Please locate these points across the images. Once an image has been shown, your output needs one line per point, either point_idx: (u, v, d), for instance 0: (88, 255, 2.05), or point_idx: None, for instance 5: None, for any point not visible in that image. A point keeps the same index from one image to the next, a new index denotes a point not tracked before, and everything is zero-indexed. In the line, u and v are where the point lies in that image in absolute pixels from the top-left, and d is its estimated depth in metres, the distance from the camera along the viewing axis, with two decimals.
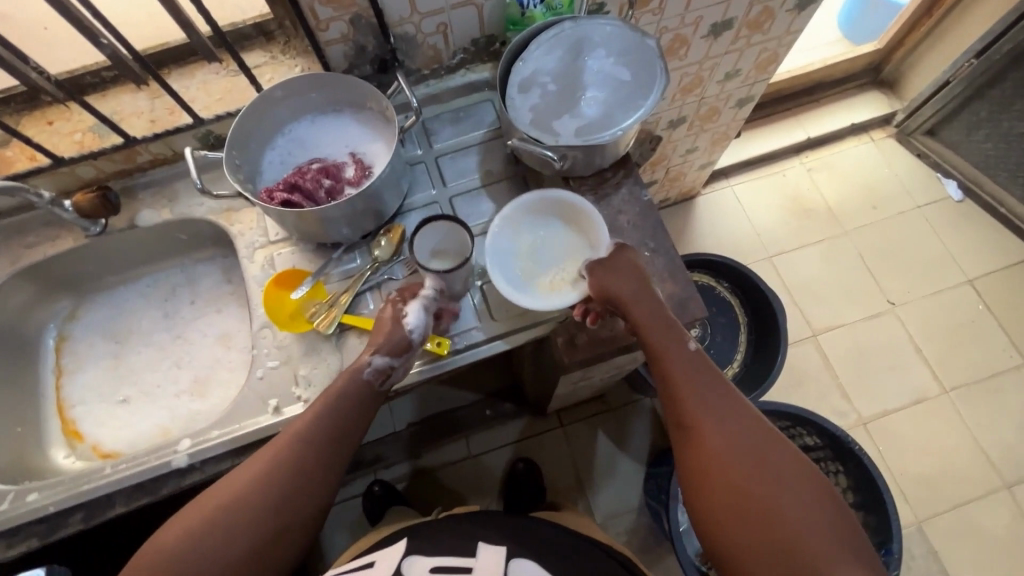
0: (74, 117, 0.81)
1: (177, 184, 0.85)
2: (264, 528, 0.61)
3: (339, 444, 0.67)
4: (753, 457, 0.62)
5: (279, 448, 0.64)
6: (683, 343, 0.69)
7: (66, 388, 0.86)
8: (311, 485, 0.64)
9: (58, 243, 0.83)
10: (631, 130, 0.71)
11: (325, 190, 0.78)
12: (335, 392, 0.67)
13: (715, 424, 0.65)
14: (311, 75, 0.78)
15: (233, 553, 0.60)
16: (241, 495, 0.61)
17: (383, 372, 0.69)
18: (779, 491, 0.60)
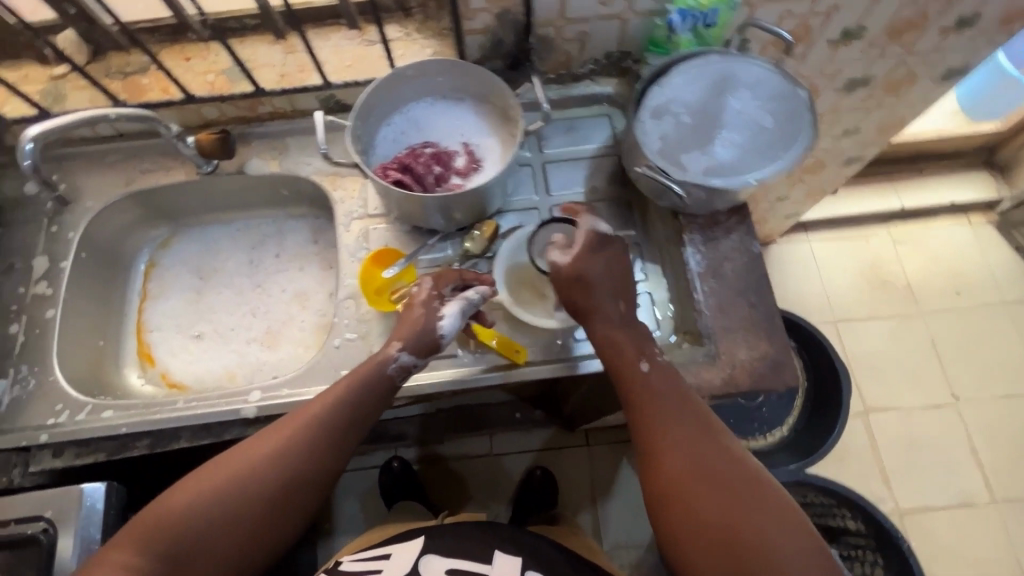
0: (210, 58, 0.83)
1: (289, 140, 0.86)
2: (267, 497, 0.61)
3: (359, 428, 0.66)
4: (711, 477, 0.59)
5: (295, 422, 0.64)
6: (639, 361, 0.66)
7: (147, 311, 0.89)
8: (323, 464, 0.64)
9: (170, 174, 0.86)
10: (762, 183, 0.68)
11: (435, 176, 0.78)
12: (354, 378, 0.67)
13: (675, 447, 0.61)
14: (447, 60, 0.78)
15: (234, 517, 0.59)
16: (256, 464, 0.61)
17: (404, 366, 0.68)
18: (739, 510, 0.56)
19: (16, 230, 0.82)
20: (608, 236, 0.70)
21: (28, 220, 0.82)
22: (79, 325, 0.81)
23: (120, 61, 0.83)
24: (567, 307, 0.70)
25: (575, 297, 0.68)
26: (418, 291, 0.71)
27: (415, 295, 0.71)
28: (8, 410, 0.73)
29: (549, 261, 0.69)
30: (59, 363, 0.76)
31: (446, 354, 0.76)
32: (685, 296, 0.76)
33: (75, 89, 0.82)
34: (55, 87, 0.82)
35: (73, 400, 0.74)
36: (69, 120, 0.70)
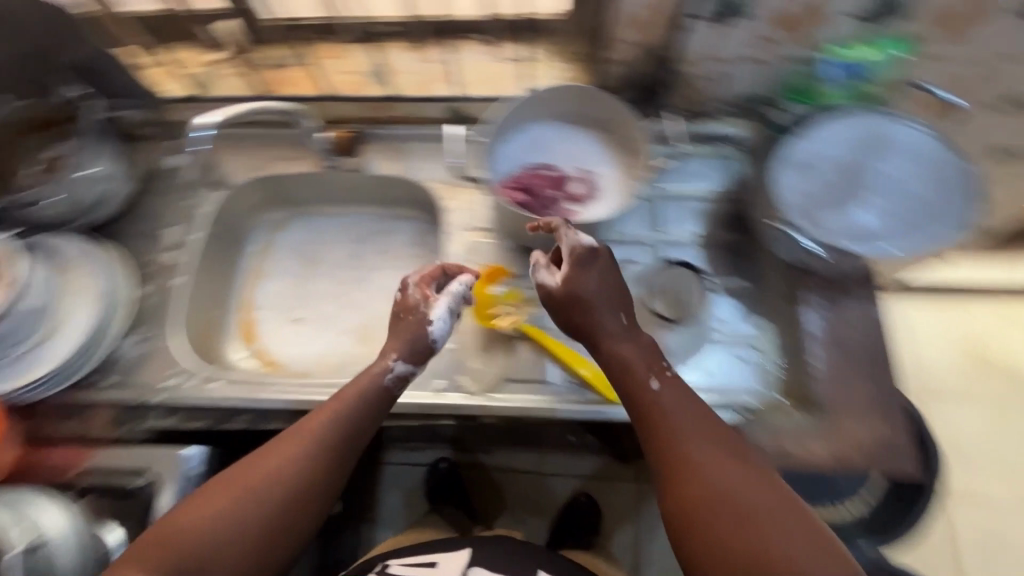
0: (345, 59, 0.85)
1: (410, 145, 0.89)
2: (271, 513, 0.55)
3: (364, 430, 0.63)
4: (734, 501, 0.51)
5: (295, 429, 0.61)
6: (649, 378, 0.61)
7: (255, 290, 0.94)
8: (329, 473, 0.59)
9: (297, 165, 0.90)
10: (906, 253, 0.65)
11: (552, 200, 0.78)
12: (351, 385, 0.65)
13: (692, 471, 0.54)
14: (579, 88, 0.79)
15: (232, 537, 0.53)
16: (257, 478, 0.56)
17: (402, 372, 0.67)
18: (769, 536, 0.49)
19: (157, 199, 0.89)
20: (591, 249, 0.67)
21: (168, 191, 0.89)
22: (200, 295, 0.87)
23: None
24: (569, 330, 0.67)
25: (574, 317, 0.66)
26: (403, 295, 0.72)
27: (400, 301, 0.72)
28: (130, 365, 0.78)
29: (538, 282, 0.68)
30: (179, 329, 0.81)
31: (539, 379, 0.74)
32: (796, 358, 0.72)
33: (227, 77, 0.88)
34: (208, 73, 0.87)
35: (189, 366, 0.78)
36: (237, 109, 0.74)
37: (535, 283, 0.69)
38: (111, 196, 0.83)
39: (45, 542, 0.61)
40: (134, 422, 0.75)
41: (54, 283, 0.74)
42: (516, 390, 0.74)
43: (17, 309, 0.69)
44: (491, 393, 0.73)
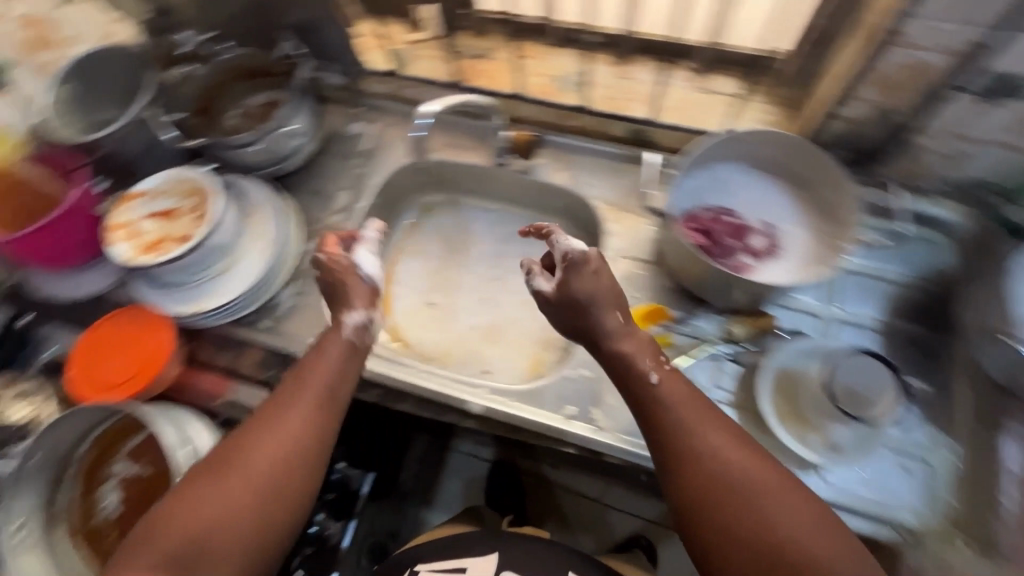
0: (545, 62, 0.86)
1: (582, 157, 0.86)
2: (282, 490, 0.54)
3: (346, 387, 0.62)
4: (736, 492, 0.50)
5: (276, 403, 0.58)
6: (648, 372, 0.58)
7: (398, 265, 0.96)
8: (325, 435, 0.58)
9: (468, 155, 0.91)
10: None
11: (730, 249, 0.73)
12: (316, 352, 0.63)
13: (695, 459, 0.53)
14: (788, 138, 0.72)
15: (249, 517, 0.51)
16: (258, 462, 0.54)
17: (361, 327, 0.66)
18: (775, 521, 0.48)
19: (333, 160, 0.93)
20: (584, 253, 0.64)
21: (344, 154, 0.93)
22: None
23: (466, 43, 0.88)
24: (572, 333, 0.65)
25: (577, 323, 0.63)
26: (328, 259, 0.69)
27: (325, 271, 0.69)
28: (284, 314, 0.82)
29: (533, 289, 0.66)
30: None
31: None
32: (982, 494, 0.63)
33: (422, 57, 0.90)
34: (408, 50, 0.91)
35: None
36: (453, 100, 0.73)
37: (531, 290, 0.66)
38: (299, 151, 0.88)
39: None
40: (278, 369, 0.80)
41: (237, 225, 0.79)
42: None
43: (207, 245, 0.75)
44: (624, 434, 0.71)
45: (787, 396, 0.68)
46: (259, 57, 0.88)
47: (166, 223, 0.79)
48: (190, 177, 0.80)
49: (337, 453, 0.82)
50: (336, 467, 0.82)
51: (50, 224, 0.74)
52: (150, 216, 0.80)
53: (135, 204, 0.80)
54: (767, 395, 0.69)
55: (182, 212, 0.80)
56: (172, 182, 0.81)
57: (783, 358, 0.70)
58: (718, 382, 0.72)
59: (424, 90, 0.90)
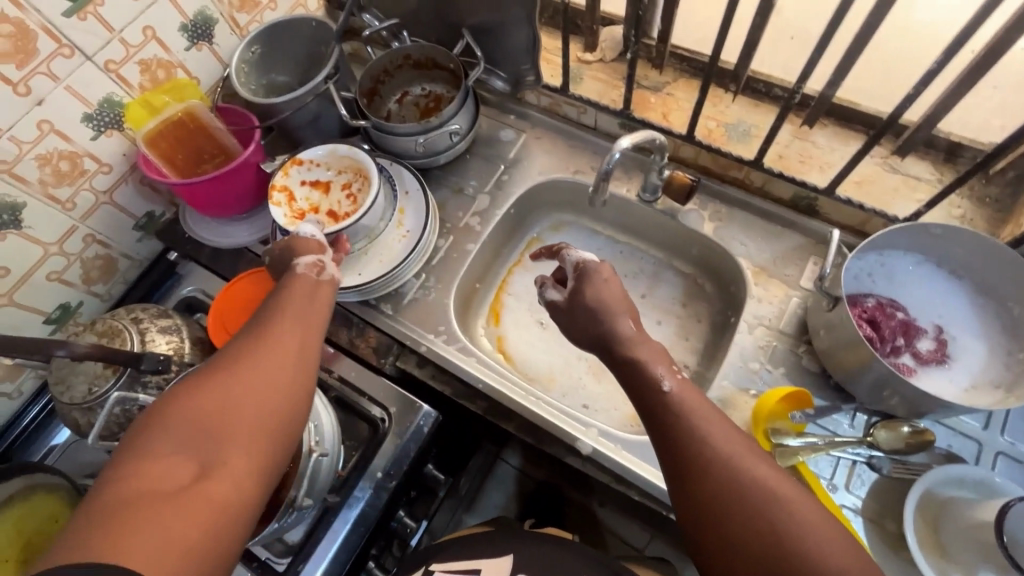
0: (719, 107, 0.82)
1: (736, 212, 0.82)
2: (282, 392, 0.52)
3: (319, 321, 0.61)
4: (743, 498, 0.47)
5: (252, 325, 0.57)
6: (660, 380, 0.55)
7: (515, 276, 0.96)
8: (313, 349, 0.58)
9: (617, 184, 0.88)
10: None
11: (893, 347, 0.67)
12: (288, 281, 0.63)
13: (702, 464, 0.50)
14: (989, 240, 0.65)
15: (255, 413, 0.49)
16: (253, 365, 0.52)
17: (316, 264, 0.66)
18: (782, 522, 0.45)
19: (477, 161, 0.93)
20: (597, 263, 0.66)
21: (489, 158, 0.93)
22: (478, 265, 0.90)
23: (641, 72, 0.86)
24: (586, 342, 0.64)
25: (591, 331, 0.63)
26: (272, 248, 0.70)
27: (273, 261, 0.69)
28: (407, 304, 0.83)
29: (546, 300, 0.68)
30: (454, 289, 0.85)
31: None
32: None
33: (591, 78, 0.89)
34: (577, 68, 0.90)
35: (451, 329, 0.81)
36: (639, 135, 0.71)
37: (544, 301, 0.69)
38: (453, 150, 0.89)
39: (322, 454, 0.65)
40: (393, 357, 0.81)
41: (385, 209, 0.82)
42: None
43: (356, 224, 0.78)
44: None
45: (928, 524, 0.63)
46: (437, 53, 0.88)
47: (321, 195, 0.84)
48: (352, 156, 0.82)
49: (430, 453, 0.79)
50: (428, 467, 0.80)
51: (226, 173, 0.79)
52: (306, 183, 0.84)
53: (294, 169, 0.83)
54: (914, 498, 0.63)
55: (336, 186, 0.84)
56: (332, 156, 0.83)
57: (948, 474, 0.63)
58: (851, 486, 0.66)
59: (585, 110, 0.88)
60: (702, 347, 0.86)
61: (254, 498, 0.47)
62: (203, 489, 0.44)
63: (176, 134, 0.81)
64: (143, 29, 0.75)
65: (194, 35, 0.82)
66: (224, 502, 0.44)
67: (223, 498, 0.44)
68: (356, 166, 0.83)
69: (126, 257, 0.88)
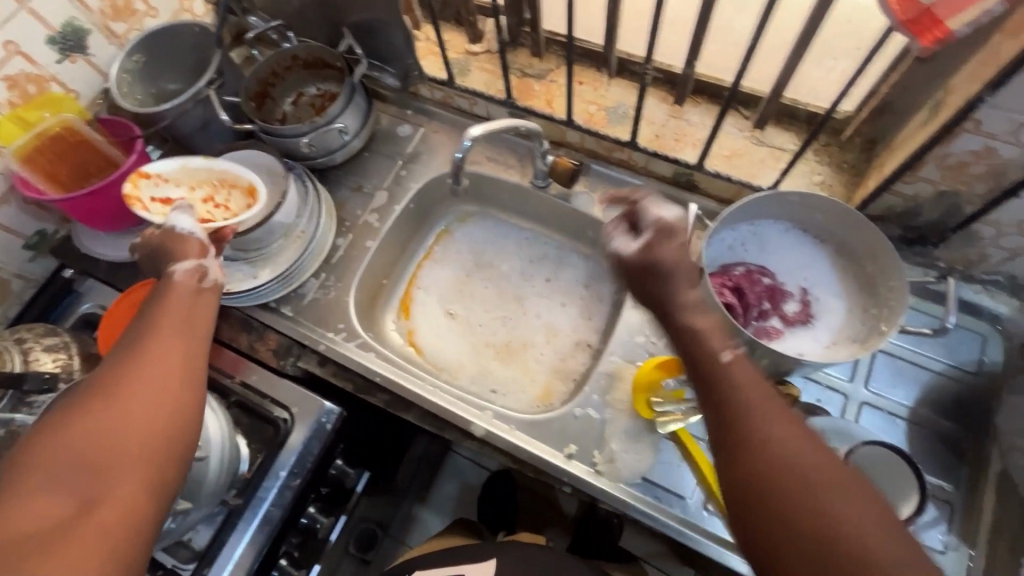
0: (601, 90, 0.84)
1: (623, 193, 0.85)
2: (162, 409, 0.49)
3: (204, 328, 0.58)
4: (802, 494, 0.41)
5: (123, 345, 0.53)
6: (721, 353, 0.48)
7: (426, 269, 0.97)
8: (196, 354, 0.55)
9: (510, 172, 0.90)
10: None
11: (760, 312, 0.71)
12: (166, 288, 0.59)
13: (761, 454, 0.43)
14: (836, 205, 0.68)
15: (133, 443, 0.47)
16: (125, 389, 0.49)
17: (196, 271, 0.62)
18: (848, 526, 0.39)
19: (376, 158, 0.93)
20: (676, 223, 0.57)
21: (388, 154, 0.93)
22: (382, 260, 0.91)
23: (526, 61, 0.88)
24: (641, 302, 0.56)
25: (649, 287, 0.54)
26: (145, 241, 0.67)
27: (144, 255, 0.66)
28: (307, 304, 0.84)
29: (611, 250, 0.58)
30: (356, 288, 0.86)
31: (676, 492, 0.68)
32: None
33: (478, 69, 0.90)
34: (465, 61, 0.91)
35: (351, 327, 0.82)
36: (497, 124, 0.72)
37: (609, 251, 0.59)
38: (348, 148, 0.89)
39: (200, 456, 0.65)
40: (294, 357, 0.82)
41: (299, 207, 0.82)
42: (648, 490, 0.68)
43: (270, 222, 0.78)
44: (621, 482, 0.69)
45: None
46: (323, 52, 0.88)
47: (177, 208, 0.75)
48: (211, 167, 0.78)
49: (338, 449, 0.80)
50: (336, 464, 0.80)
51: (102, 188, 0.78)
52: (157, 200, 0.75)
53: (142, 182, 0.75)
54: None
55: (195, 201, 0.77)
56: (185, 170, 0.78)
57: None
58: None
59: (475, 102, 0.90)
60: (604, 326, 0.88)
61: (154, 515, 0.46)
62: (91, 518, 0.43)
63: (58, 149, 0.81)
64: (4, 45, 0.74)
65: (64, 48, 0.80)
66: (120, 526, 0.43)
67: (116, 520, 0.43)
68: (215, 179, 0.79)
69: (19, 277, 0.87)
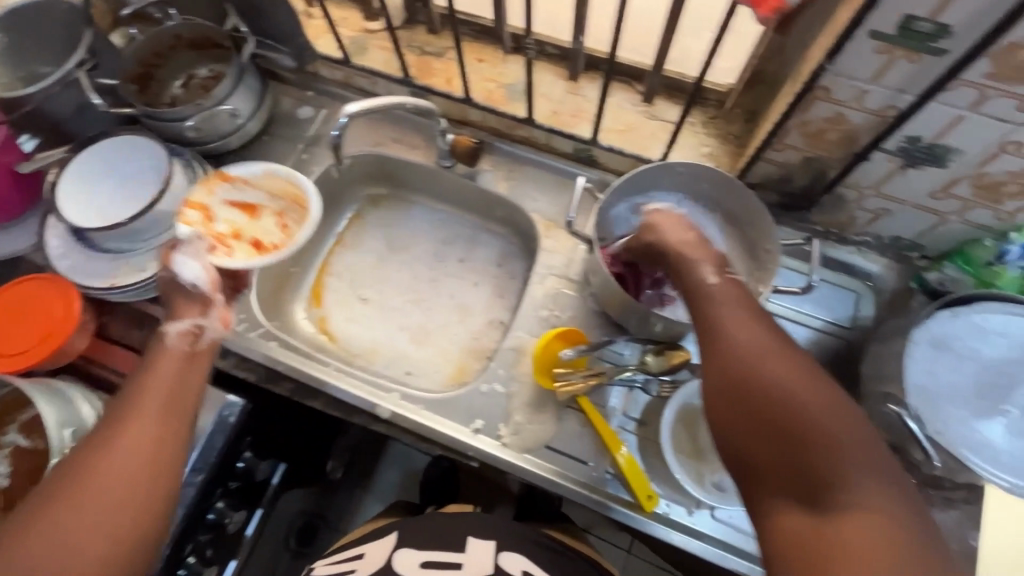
0: (500, 68, 0.85)
1: (527, 169, 0.85)
2: (135, 505, 0.47)
3: (189, 401, 0.55)
4: (760, 378, 0.45)
5: (102, 426, 0.51)
6: (705, 273, 0.53)
7: (337, 255, 0.94)
8: (176, 440, 0.52)
9: (414, 153, 0.89)
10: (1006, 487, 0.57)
11: (653, 281, 0.72)
12: (153, 358, 0.56)
13: (727, 347, 0.48)
14: (719, 174, 0.71)
15: (101, 543, 0.45)
16: (93, 485, 0.47)
17: (191, 332, 0.59)
18: (798, 397, 0.43)
19: (276, 142, 0.90)
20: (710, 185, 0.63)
21: (288, 138, 0.90)
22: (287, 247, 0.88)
23: (424, 39, 0.87)
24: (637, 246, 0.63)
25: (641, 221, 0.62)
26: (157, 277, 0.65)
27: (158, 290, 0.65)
28: None
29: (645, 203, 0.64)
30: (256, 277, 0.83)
31: (579, 458, 0.70)
32: None
33: (377, 47, 0.88)
34: (362, 39, 0.89)
35: (253, 316, 0.80)
36: (376, 102, 0.72)
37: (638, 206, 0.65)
38: (242, 131, 0.85)
39: None
40: None
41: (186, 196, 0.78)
42: (552, 458, 0.70)
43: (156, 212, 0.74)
44: (526, 453, 0.71)
45: (688, 431, 0.70)
46: (209, 30, 0.84)
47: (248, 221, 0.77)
48: (291, 181, 0.77)
49: (245, 442, 0.78)
50: (244, 457, 0.78)
51: None
52: (229, 203, 0.77)
53: (220, 185, 0.76)
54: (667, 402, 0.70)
55: (267, 213, 0.78)
56: (265, 176, 0.77)
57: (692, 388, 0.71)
58: (628, 410, 0.73)
59: (375, 81, 0.88)
60: (515, 303, 0.89)
61: None
62: None
63: None
64: None
65: None
66: None
67: None
68: (296, 197, 0.78)
69: None
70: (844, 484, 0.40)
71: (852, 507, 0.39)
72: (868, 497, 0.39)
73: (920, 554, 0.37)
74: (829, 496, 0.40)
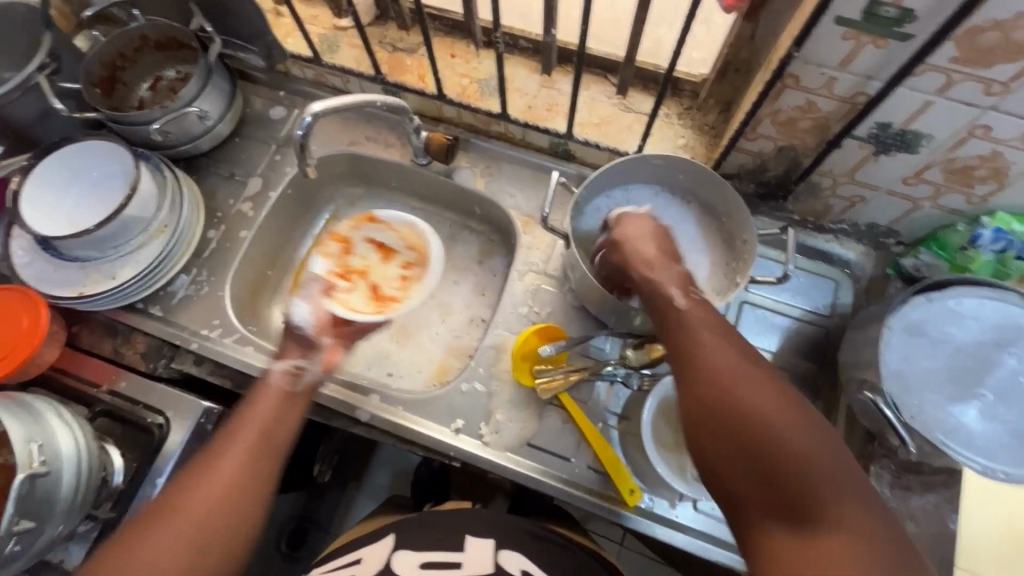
0: (473, 63, 0.84)
1: (504, 165, 0.84)
2: (219, 536, 0.49)
3: (284, 434, 0.56)
4: (729, 393, 0.45)
5: (201, 458, 0.53)
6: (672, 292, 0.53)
7: None
8: (263, 474, 0.54)
9: (389, 151, 0.88)
10: (984, 469, 0.57)
11: None
12: (254, 393, 0.58)
13: (697, 363, 0.47)
14: (696, 166, 0.71)
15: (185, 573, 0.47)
16: (182, 518, 0.49)
17: (290, 371, 0.60)
18: (766, 411, 0.43)
19: (248, 143, 0.89)
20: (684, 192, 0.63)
21: (260, 139, 0.89)
22: (261, 249, 0.87)
23: (397, 35, 0.86)
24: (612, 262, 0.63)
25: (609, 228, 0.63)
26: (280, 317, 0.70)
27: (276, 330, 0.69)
28: (177, 304, 0.79)
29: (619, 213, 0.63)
30: (230, 281, 0.81)
31: (560, 455, 0.70)
32: None
33: (348, 45, 0.87)
34: (333, 37, 0.88)
35: (227, 321, 0.79)
36: (340, 102, 0.70)
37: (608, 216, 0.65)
38: (213, 134, 0.84)
39: (42, 472, 0.60)
40: (166, 359, 0.78)
41: (157, 199, 0.75)
42: (534, 456, 0.70)
43: (122, 218, 0.71)
44: (508, 452, 0.70)
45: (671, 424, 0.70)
46: (176, 31, 0.82)
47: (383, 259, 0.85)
48: (423, 236, 0.83)
49: None
50: None
51: None
52: (372, 241, 0.85)
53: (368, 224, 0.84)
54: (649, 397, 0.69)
55: (396, 259, 0.84)
56: (405, 226, 0.83)
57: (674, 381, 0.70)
58: (610, 404, 0.72)
59: (348, 79, 0.87)
60: (496, 300, 0.88)
61: None
62: None
63: None
64: None
65: None
66: None
67: None
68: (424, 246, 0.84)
69: None
70: (814, 493, 0.40)
71: (825, 517, 0.39)
72: (834, 505, 0.39)
73: (887, 558, 0.38)
74: (803, 510, 0.40)
